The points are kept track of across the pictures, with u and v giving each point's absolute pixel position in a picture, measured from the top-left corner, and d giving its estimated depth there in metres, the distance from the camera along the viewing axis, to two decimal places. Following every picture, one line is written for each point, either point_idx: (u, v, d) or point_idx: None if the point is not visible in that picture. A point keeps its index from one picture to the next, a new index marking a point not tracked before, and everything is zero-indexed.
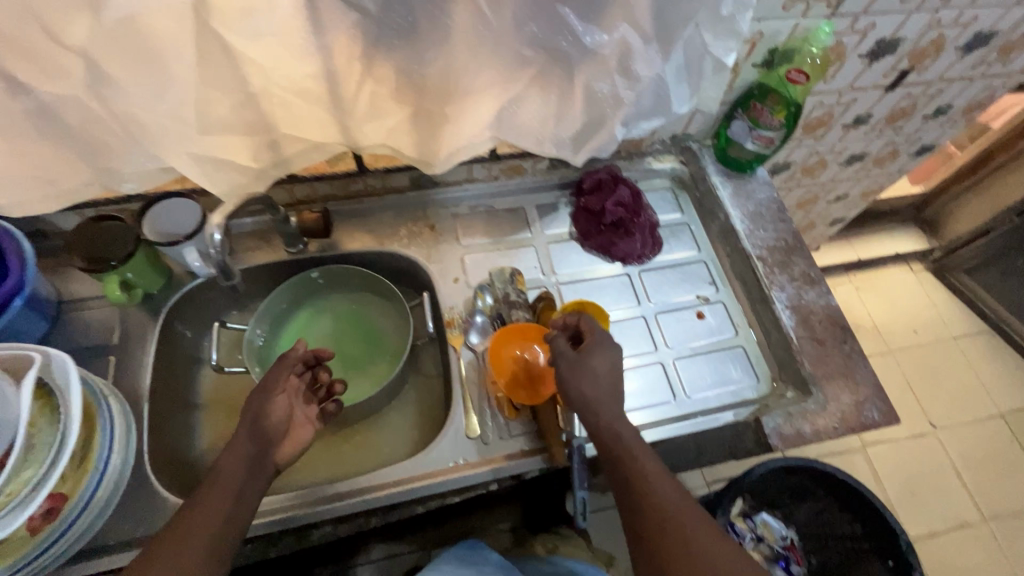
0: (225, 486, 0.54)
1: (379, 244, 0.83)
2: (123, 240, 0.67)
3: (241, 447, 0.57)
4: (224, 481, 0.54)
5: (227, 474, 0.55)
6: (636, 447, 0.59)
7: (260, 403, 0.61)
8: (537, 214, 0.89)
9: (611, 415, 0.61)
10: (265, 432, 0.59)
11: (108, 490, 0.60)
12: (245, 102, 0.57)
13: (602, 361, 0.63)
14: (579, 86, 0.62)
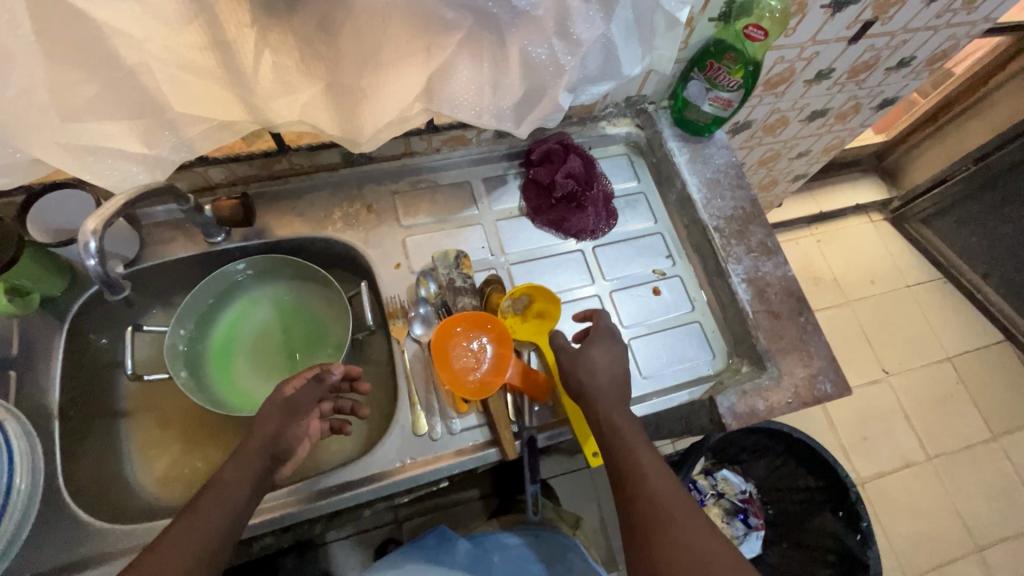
0: (229, 500, 0.51)
1: (311, 230, 0.76)
2: (4, 242, 0.59)
3: (252, 461, 0.54)
4: (227, 495, 0.51)
5: (230, 487, 0.52)
6: (631, 433, 0.59)
7: (277, 425, 0.58)
8: (484, 188, 0.83)
9: (609, 407, 0.61)
10: (277, 448, 0.57)
11: (12, 520, 0.55)
12: (118, 81, 0.48)
13: (604, 355, 0.65)
14: (512, 52, 0.55)
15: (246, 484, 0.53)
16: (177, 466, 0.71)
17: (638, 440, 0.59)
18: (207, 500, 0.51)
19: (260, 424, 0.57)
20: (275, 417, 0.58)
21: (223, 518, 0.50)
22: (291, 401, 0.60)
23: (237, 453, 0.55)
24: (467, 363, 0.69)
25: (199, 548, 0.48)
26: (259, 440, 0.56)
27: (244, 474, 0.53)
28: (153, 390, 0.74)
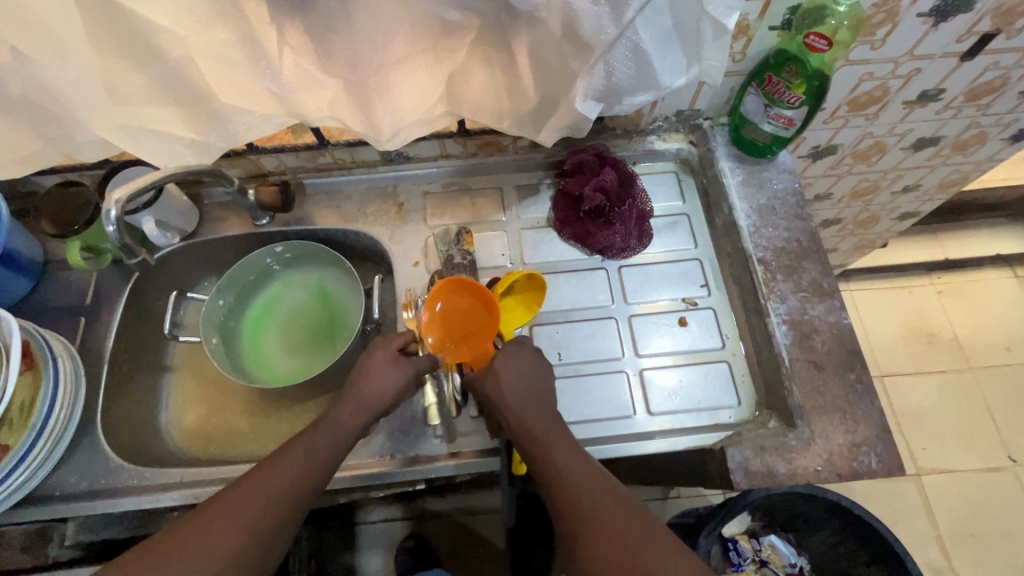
0: (331, 443, 0.59)
1: (344, 222, 0.80)
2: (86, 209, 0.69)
3: (356, 412, 0.61)
4: (330, 438, 0.59)
5: (333, 432, 0.59)
6: (548, 433, 0.60)
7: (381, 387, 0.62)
8: (515, 196, 0.82)
9: (528, 416, 0.60)
10: (377, 406, 0.62)
11: (45, 448, 0.63)
12: (163, 72, 0.54)
13: (513, 369, 0.63)
14: (521, 60, 0.55)
15: (348, 429, 0.60)
16: (202, 424, 0.78)
17: (560, 441, 0.59)
18: (313, 437, 0.59)
19: (374, 382, 0.63)
20: (389, 379, 0.63)
21: (322, 457, 0.58)
22: (396, 368, 0.64)
23: (348, 400, 0.62)
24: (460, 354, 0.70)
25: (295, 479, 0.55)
26: (373, 392, 0.62)
27: (347, 422, 0.61)
28: (195, 352, 0.82)
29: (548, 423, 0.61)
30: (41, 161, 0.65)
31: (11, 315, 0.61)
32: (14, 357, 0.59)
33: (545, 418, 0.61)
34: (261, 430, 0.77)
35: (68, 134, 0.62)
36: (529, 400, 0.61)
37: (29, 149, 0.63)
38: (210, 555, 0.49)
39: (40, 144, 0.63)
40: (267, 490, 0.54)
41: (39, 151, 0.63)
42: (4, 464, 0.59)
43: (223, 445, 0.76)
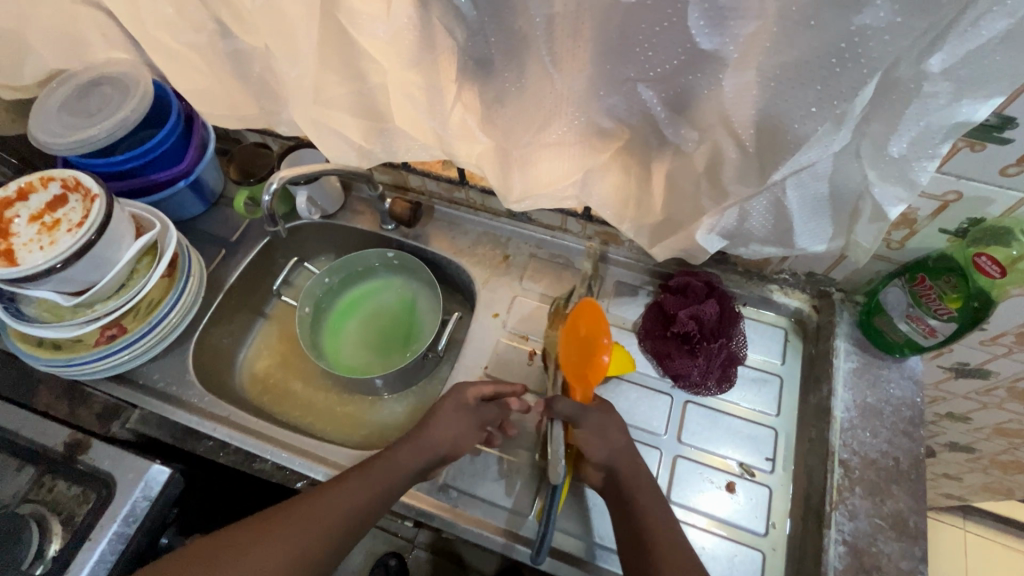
0: (387, 481, 0.63)
1: (452, 253, 0.86)
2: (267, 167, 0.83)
3: (419, 458, 0.65)
4: (387, 480, 0.63)
5: (395, 474, 0.64)
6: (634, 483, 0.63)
7: (445, 427, 0.66)
8: (612, 290, 0.82)
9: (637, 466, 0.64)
10: (437, 451, 0.66)
11: (149, 343, 0.74)
12: (361, 91, 0.65)
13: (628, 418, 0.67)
14: (659, 178, 0.57)
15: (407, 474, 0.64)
16: (269, 374, 0.87)
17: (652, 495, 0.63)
18: (372, 478, 0.63)
19: (439, 428, 0.66)
20: (454, 426, 0.67)
21: (377, 491, 0.62)
22: (464, 416, 0.67)
23: (411, 445, 0.65)
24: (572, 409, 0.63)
25: (356, 509, 0.61)
26: (433, 442, 0.66)
27: (407, 465, 0.64)
28: (290, 311, 0.92)
29: (635, 472, 0.64)
30: (252, 122, 0.79)
31: (175, 232, 0.74)
32: (160, 267, 0.72)
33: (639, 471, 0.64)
34: (307, 402, 0.85)
35: (279, 111, 0.76)
36: (621, 455, 0.64)
37: (248, 112, 0.77)
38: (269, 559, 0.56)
39: (257, 111, 0.77)
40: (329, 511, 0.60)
41: (254, 115, 0.78)
42: (115, 343, 0.71)
43: (275, 400, 0.85)
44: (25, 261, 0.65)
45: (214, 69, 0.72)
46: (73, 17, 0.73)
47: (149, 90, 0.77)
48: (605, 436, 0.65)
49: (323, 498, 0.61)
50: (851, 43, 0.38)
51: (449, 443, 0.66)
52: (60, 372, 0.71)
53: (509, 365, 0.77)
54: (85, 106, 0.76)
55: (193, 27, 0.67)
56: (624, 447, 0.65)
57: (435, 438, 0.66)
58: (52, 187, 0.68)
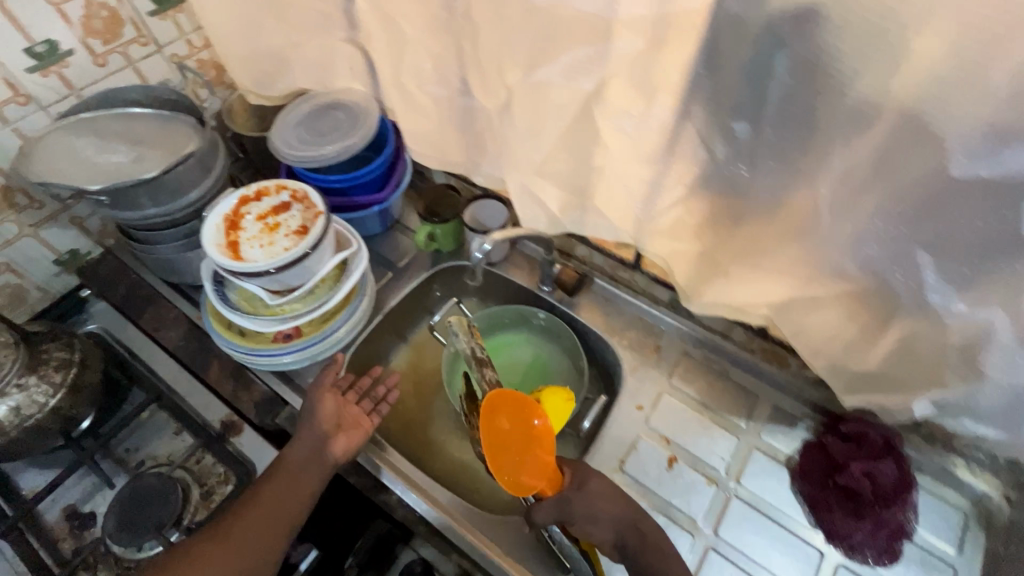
0: (299, 477, 0.68)
1: (603, 329, 0.85)
2: (452, 209, 0.88)
3: (304, 444, 0.70)
4: (290, 479, 0.68)
5: (298, 468, 0.69)
6: (648, 546, 0.63)
7: (311, 406, 0.74)
8: (766, 412, 0.77)
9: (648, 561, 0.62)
10: (320, 433, 0.71)
11: (317, 350, 0.78)
12: (580, 170, 0.67)
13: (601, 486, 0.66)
14: (886, 330, 0.53)
15: (300, 461, 0.69)
16: (398, 399, 0.90)
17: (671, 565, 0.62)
18: (273, 479, 0.68)
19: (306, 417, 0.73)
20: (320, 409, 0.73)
21: (294, 491, 0.67)
22: (315, 400, 0.74)
23: (296, 442, 0.71)
24: (554, 512, 0.64)
25: (273, 511, 0.66)
26: (309, 431, 0.71)
27: (308, 457, 0.70)
28: (431, 344, 0.95)
29: (638, 538, 0.63)
30: (453, 167, 0.85)
31: (365, 254, 0.78)
32: (348, 284, 0.77)
33: (649, 539, 0.63)
34: (432, 443, 0.87)
35: (484, 163, 0.80)
36: (615, 518, 0.64)
37: (455, 158, 0.83)
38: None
39: (463, 158, 0.82)
40: (246, 522, 0.65)
41: (459, 162, 0.83)
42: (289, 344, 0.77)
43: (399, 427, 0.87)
44: (247, 255, 0.71)
45: (440, 116, 0.78)
46: (335, 51, 0.82)
47: (374, 123, 0.85)
48: (600, 516, 0.64)
49: (244, 517, 0.65)
50: None
51: (317, 430, 0.72)
52: (237, 357, 0.77)
53: (646, 465, 0.73)
54: (320, 128, 0.86)
55: (440, 81, 0.73)
56: (613, 502, 0.65)
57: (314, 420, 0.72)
58: (282, 194, 0.76)
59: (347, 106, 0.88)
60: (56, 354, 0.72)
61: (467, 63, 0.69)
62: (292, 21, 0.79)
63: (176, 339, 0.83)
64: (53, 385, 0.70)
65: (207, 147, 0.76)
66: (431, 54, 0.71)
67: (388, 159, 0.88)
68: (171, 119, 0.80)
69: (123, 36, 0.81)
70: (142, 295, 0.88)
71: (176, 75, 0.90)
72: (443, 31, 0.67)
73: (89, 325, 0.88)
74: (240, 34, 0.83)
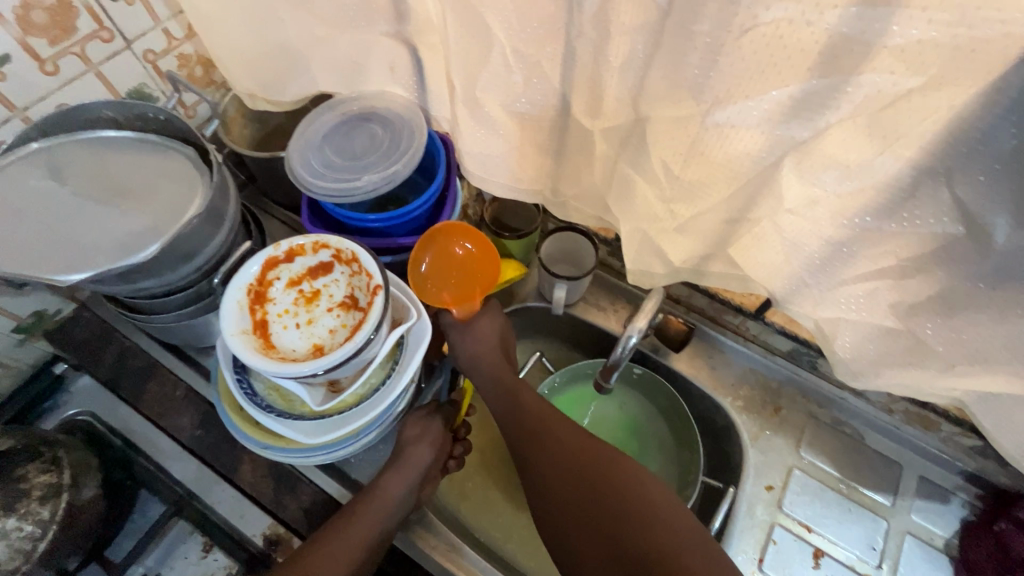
0: (375, 519, 0.57)
1: (709, 385, 0.72)
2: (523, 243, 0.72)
3: (404, 481, 0.60)
4: (382, 511, 0.57)
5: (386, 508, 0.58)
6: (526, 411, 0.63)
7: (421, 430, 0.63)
8: (914, 486, 0.66)
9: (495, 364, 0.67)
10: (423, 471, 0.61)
11: (364, 444, 0.62)
12: (732, 222, 0.51)
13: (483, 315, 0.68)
14: None
15: (399, 499, 0.58)
16: (463, 474, 0.76)
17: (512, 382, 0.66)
18: (360, 513, 0.57)
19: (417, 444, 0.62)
20: (426, 432, 0.63)
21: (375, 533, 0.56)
22: (430, 424, 0.64)
23: (393, 471, 0.60)
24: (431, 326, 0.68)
25: (363, 542, 0.55)
26: (416, 461, 0.61)
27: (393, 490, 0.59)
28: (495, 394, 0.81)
29: (527, 408, 0.63)
30: (528, 196, 0.67)
31: (429, 327, 0.61)
32: (409, 370, 0.59)
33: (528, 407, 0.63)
34: (511, 525, 0.73)
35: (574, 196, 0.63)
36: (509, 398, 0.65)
37: (532, 187, 0.65)
38: None
39: (544, 188, 0.65)
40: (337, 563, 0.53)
41: (538, 191, 0.65)
42: (334, 442, 0.59)
43: (473, 507, 0.74)
44: (280, 341, 0.55)
45: (519, 138, 0.60)
46: (373, 48, 0.62)
47: (423, 144, 0.64)
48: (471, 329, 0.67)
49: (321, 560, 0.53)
50: None
51: (428, 455, 0.62)
52: (260, 453, 0.60)
53: (788, 560, 0.62)
54: (352, 147, 0.66)
55: (531, 96, 0.55)
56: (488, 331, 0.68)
57: (418, 446, 0.61)
58: (322, 253, 0.57)
59: (385, 117, 0.67)
60: (37, 480, 0.57)
61: (575, 76, 0.51)
62: (318, 9, 0.58)
63: (191, 427, 0.66)
64: (40, 524, 0.55)
65: (218, 193, 0.56)
66: (525, 63, 0.52)
67: (441, 188, 0.67)
68: (168, 151, 0.59)
69: (77, 31, 0.58)
70: (135, 368, 0.70)
71: (152, 78, 0.68)
72: (547, 32, 0.48)
73: (68, 409, 0.69)
74: (240, 24, 0.62)
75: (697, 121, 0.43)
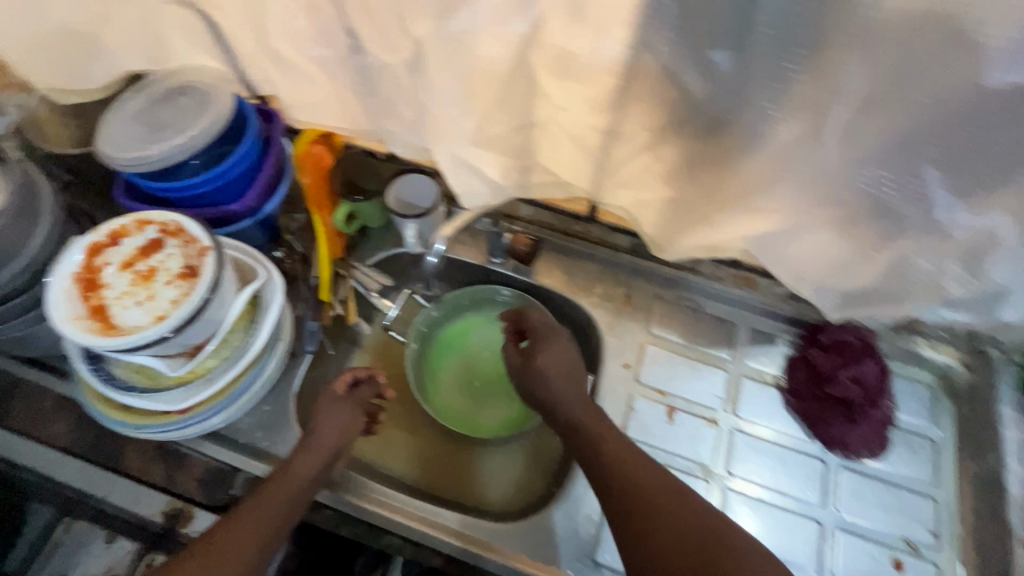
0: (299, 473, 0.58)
1: (569, 291, 0.79)
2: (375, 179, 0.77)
3: (313, 458, 0.60)
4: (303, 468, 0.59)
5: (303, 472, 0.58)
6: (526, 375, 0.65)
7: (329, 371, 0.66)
8: (746, 338, 0.76)
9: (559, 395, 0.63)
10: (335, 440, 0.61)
11: (243, 408, 0.64)
12: (521, 127, 0.56)
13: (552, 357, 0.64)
14: (888, 255, 0.49)
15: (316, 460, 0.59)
16: None
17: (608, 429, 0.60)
18: (276, 478, 0.58)
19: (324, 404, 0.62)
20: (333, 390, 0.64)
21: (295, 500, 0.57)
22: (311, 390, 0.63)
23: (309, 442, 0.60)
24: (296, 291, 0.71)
25: (282, 501, 0.56)
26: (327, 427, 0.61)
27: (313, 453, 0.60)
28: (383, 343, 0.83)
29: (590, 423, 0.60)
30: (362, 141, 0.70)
31: (281, 280, 0.64)
32: (267, 325, 0.62)
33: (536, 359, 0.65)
34: (409, 457, 0.76)
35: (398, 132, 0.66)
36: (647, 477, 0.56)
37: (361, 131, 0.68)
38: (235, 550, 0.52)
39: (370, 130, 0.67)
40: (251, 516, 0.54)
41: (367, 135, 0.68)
42: (209, 407, 0.61)
43: (375, 448, 0.77)
44: (122, 320, 0.55)
45: (335, 84, 0.63)
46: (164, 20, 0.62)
47: (225, 110, 0.65)
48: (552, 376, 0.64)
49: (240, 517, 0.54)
50: None
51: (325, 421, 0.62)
52: (135, 435, 0.61)
53: (646, 423, 0.71)
54: (159, 118, 0.67)
55: (321, 40, 0.57)
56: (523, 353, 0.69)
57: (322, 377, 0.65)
58: (149, 231, 0.59)
59: (196, 89, 0.67)
60: None
61: (349, 13, 0.53)
62: None
63: (67, 430, 0.66)
64: None
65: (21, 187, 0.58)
66: (301, 7, 0.54)
67: (256, 149, 0.68)
68: None
69: None
70: None
71: None
72: None
73: None
74: (11, 14, 0.60)
75: (447, 35, 0.47)
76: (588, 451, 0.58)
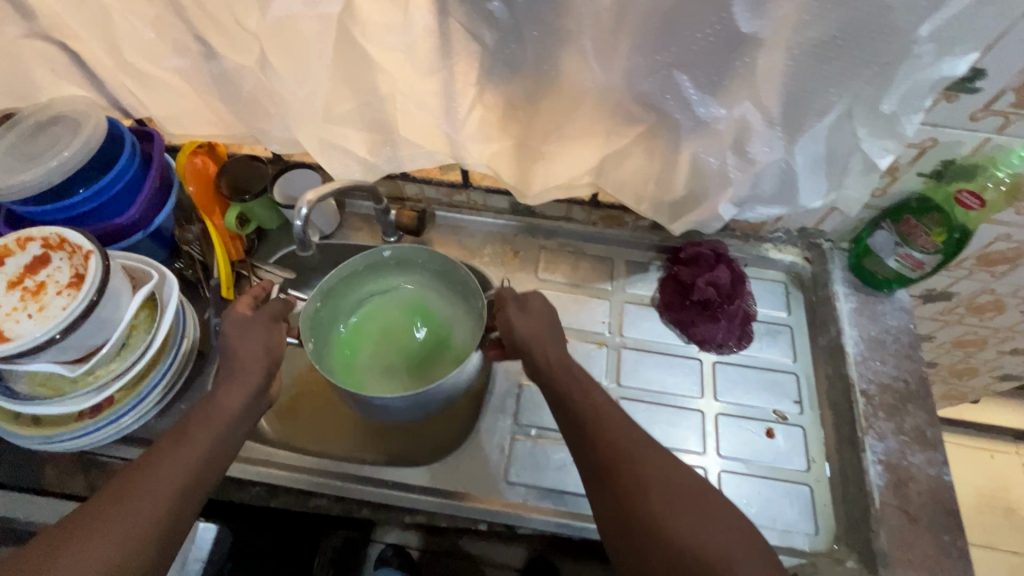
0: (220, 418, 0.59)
1: (462, 255, 0.86)
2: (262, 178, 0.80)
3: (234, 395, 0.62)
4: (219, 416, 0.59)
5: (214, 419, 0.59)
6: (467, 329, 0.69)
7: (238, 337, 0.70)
8: (624, 270, 0.85)
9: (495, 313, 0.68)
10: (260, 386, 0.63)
11: (155, 406, 0.67)
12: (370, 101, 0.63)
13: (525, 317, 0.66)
14: (684, 158, 0.59)
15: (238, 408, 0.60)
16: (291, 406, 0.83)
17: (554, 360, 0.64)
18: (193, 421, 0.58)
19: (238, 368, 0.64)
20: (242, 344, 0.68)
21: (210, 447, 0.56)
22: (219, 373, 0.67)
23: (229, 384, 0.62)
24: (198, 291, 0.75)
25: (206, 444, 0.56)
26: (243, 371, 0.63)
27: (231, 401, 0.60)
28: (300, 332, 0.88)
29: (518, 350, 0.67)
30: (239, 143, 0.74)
31: (175, 278, 0.68)
32: (165, 321, 0.65)
33: (555, 360, 0.63)
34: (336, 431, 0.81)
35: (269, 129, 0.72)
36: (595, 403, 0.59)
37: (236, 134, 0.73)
38: (157, 493, 0.51)
39: (244, 132, 0.73)
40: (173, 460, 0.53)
41: (242, 137, 0.73)
42: (117, 407, 0.64)
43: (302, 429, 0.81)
44: (16, 332, 0.59)
45: (199, 92, 0.68)
46: (23, 55, 0.66)
47: (96, 131, 0.68)
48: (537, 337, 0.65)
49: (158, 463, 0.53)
50: (849, 29, 0.46)
51: None
52: (49, 446, 0.63)
53: None
54: (31, 147, 0.69)
55: (176, 51, 0.63)
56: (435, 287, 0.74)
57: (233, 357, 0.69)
58: (31, 248, 0.62)
59: (64, 114, 0.69)
60: None
61: (195, 21, 0.59)
62: None
63: None
64: None
65: None
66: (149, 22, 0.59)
67: (134, 165, 0.72)
68: None
69: None
70: None
71: None
72: None
73: None
74: None
75: (278, 23, 0.54)
76: (600, 422, 0.58)
